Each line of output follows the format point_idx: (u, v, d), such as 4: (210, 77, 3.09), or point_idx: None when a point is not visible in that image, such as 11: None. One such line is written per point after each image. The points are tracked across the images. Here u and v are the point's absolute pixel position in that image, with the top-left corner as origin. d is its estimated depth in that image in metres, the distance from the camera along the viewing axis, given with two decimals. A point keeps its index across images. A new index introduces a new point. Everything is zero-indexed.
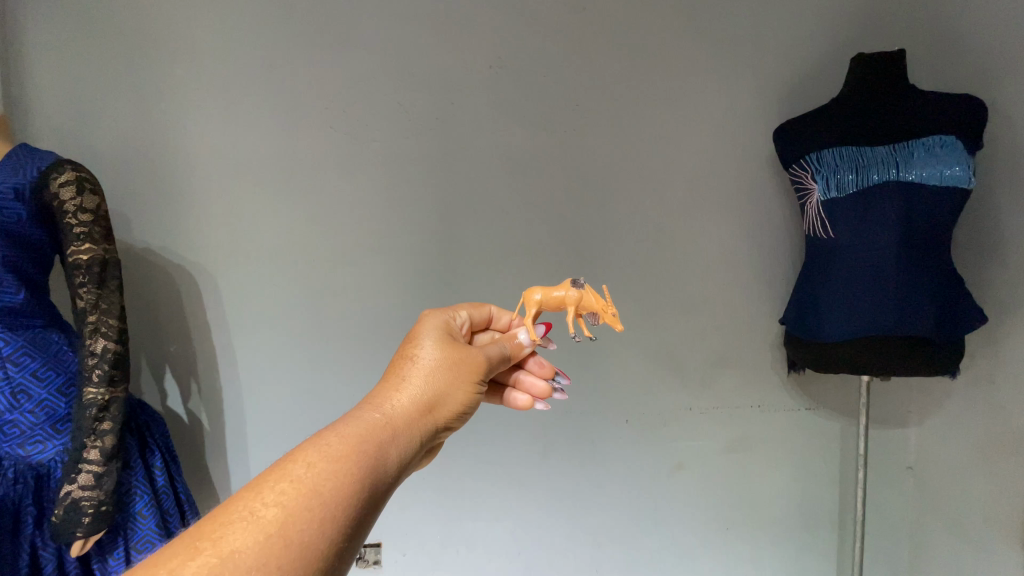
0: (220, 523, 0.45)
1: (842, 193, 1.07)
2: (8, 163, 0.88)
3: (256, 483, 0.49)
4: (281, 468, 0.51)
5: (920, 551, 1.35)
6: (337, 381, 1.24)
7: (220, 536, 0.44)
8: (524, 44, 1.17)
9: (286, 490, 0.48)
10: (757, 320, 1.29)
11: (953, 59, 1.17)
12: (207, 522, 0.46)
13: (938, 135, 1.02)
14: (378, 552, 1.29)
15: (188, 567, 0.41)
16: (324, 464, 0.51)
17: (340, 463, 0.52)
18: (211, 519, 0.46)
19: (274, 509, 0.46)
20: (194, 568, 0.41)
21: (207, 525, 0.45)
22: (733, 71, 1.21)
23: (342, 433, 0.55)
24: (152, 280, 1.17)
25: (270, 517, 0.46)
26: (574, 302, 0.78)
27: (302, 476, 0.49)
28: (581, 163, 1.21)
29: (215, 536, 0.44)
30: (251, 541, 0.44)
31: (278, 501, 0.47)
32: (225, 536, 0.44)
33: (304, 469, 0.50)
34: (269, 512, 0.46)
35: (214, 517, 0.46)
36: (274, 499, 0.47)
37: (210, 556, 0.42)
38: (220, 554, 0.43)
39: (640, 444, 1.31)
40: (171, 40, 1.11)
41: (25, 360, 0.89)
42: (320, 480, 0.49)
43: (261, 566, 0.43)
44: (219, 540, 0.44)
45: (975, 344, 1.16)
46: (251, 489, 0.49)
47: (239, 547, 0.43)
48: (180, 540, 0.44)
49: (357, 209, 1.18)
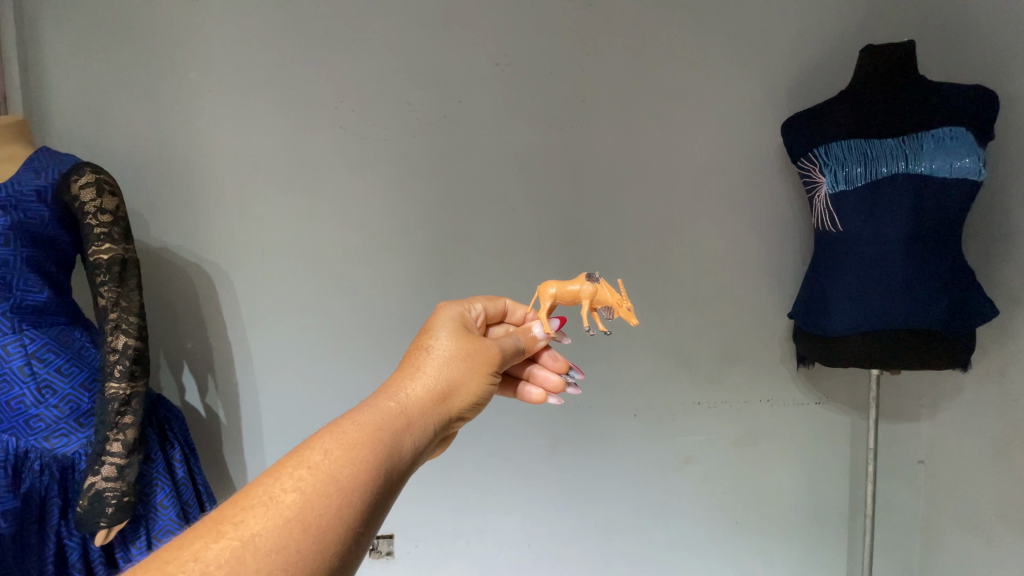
0: (240, 507, 0.47)
1: (851, 185, 1.06)
2: (31, 165, 0.91)
3: (275, 469, 0.51)
4: (300, 454, 0.52)
5: (931, 545, 1.35)
6: (351, 376, 1.26)
7: (240, 520, 0.46)
8: (530, 41, 1.17)
9: (304, 476, 0.50)
10: (766, 314, 1.29)
11: (967, 49, 1.16)
12: (228, 506, 0.48)
13: (947, 127, 1.01)
14: (391, 543, 1.32)
15: (210, 551, 0.43)
16: (341, 451, 0.53)
17: (356, 450, 0.53)
18: (232, 504, 0.48)
19: (293, 495, 0.48)
20: (216, 551, 0.43)
21: (228, 509, 0.47)
22: (740, 65, 1.21)
23: (358, 421, 0.57)
24: (169, 278, 1.20)
25: (288, 503, 0.47)
26: (589, 296, 0.79)
27: (319, 463, 0.51)
28: (587, 159, 1.21)
29: (236, 519, 0.46)
30: (271, 526, 0.45)
31: (296, 487, 0.49)
32: (245, 520, 0.45)
33: (322, 456, 0.52)
34: (288, 497, 0.48)
35: (235, 501, 0.48)
36: (293, 485, 0.49)
37: (231, 539, 0.44)
38: (241, 537, 0.44)
39: (649, 438, 1.32)
40: (182, 42, 1.13)
41: (50, 357, 0.92)
42: (338, 467, 0.51)
43: (280, 549, 0.44)
44: (240, 524, 0.45)
45: (988, 337, 1.15)
46: (270, 474, 0.50)
47: (259, 531, 0.45)
48: (202, 523, 0.46)
49: (368, 207, 1.20)
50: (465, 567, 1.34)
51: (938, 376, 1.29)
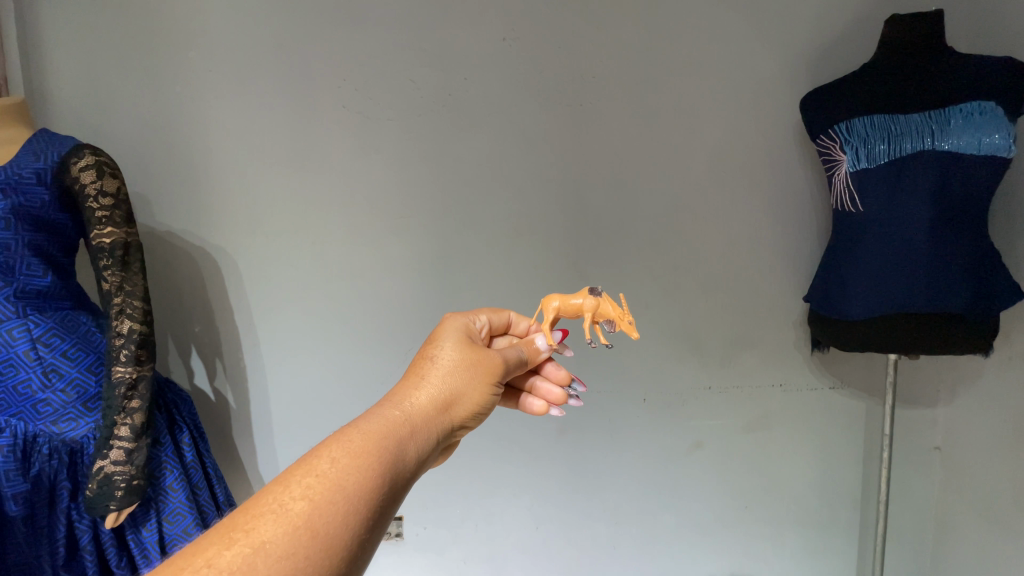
0: (251, 514, 0.46)
1: (873, 163, 1.02)
2: (30, 147, 0.90)
3: (283, 476, 0.50)
4: (307, 462, 0.51)
5: (945, 530, 1.33)
6: (357, 361, 1.26)
7: (252, 527, 0.45)
8: (538, 14, 1.13)
9: (312, 484, 0.49)
10: (780, 297, 1.26)
11: (998, 20, 1.09)
12: (239, 513, 0.47)
13: (977, 101, 0.96)
14: (400, 526, 1.33)
15: (223, 558, 0.42)
16: (348, 459, 0.51)
17: (362, 459, 0.52)
18: (243, 510, 0.47)
19: (302, 502, 0.47)
20: (229, 558, 0.42)
21: (239, 516, 0.46)
22: (758, 38, 1.16)
23: (364, 429, 0.56)
24: (175, 262, 1.19)
25: (297, 510, 0.46)
26: (591, 310, 0.77)
27: (327, 471, 0.50)
28: (597, 138, 1.18)
29: (247, 527, 0.45)
30: (281, 532, 0.45)
31: (304, 495, 0.48)
32: (256, 528, 0.45)
33: (329, 464, 0.51)
34: (297, 505, 0.47)
35: (245, 508, 0.47)
36: (301, 493, 0.48)
37: (243, 546, 0.43)
38: (253, 544, 0.44)
39: (658, 422, 1.30)
40: (180, 20, 1.10)
41: (56, 341, 0.92)
42: (344, 474, 0.50)
43: (290, 556, 0.44)
44: (252, 531, 0.45)
45: (1011, 321, 1.12)
46: (279, 481, 0.49)
47: (270, 538, 0.44)
48: (215, 529, 0.45)
49: (373, 189, 1.18)
50: (474, 549, 1.35)
51: (957, 360, 1.26)
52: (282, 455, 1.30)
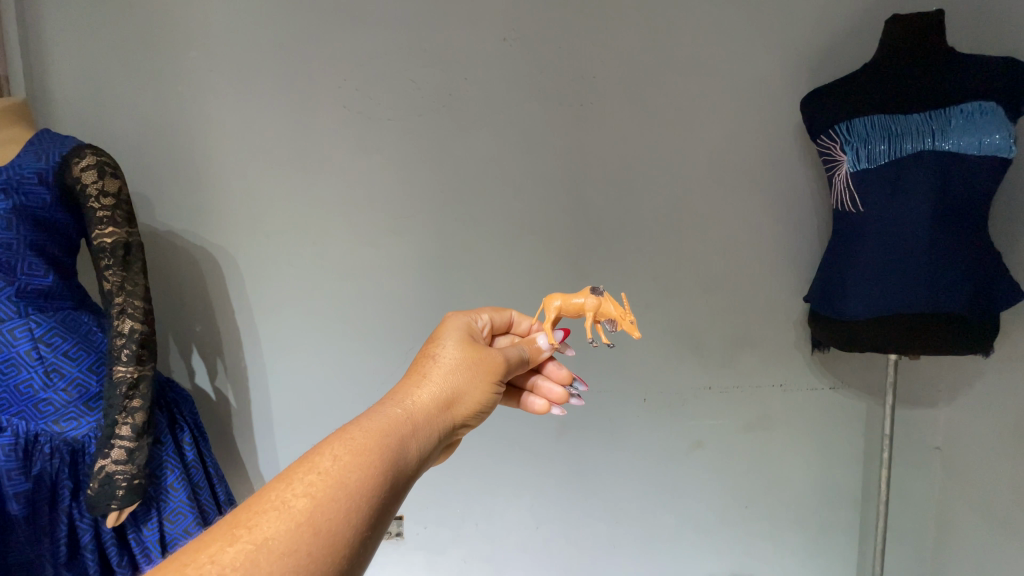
0: (254, 511, 0.46)
1: (873, 163, 1.02)
2: (32, 147, 0.90)
3: (286, 473, 0.50)
4: (309, 459, 0.51)
5: (946, 530, 1.33)
6: (358, 361, 1.26)
7: (254, 524, 0.45)
8: (538, 14, 1.13)
9: (314, 481, 0.49)
10: (780, 297, 1.26)
11: (999, 20, 1.09)
12: (242, 510, 0.47)
13: (978, 101, 0.96)
14: (401, 525, 1.33)
15: (225, 554, 0.43)
16: (350, 457, 0.52)
17: (364, 456, 0.52)
18: (246, 507, 0.47)
19: (304, 499, 0.47)
20: (232, 554, 0.43)
21: (242, 513, 0.46)
22: (759, 38, 1.16)
23: (366, 427, 0.56)
24: (176, 262, 1.19)
25: (299, 507, 0.47)
26: (593, 310, 0.77)
27: (329, 468, 0.50)
28: (597, 138, 1.18)
29: (250, 523, 0.45)
30: (283, 529, 0.45)
31: (307, 492, 0.48)
32: (259, 524, 0.45)
33: (331, 461, 0.51)
34: (299, 502, 0.47)
35: (248, 505, 0.47)
36: (303, 490, 0.48)
37: (246, 543, 0.43)
38: (255, 540, 0.44)
39: (658, 422, 1.30)
40: (181, 20, 1.11)
41: (57, 341, 0.92)
42: (346, 471, 0.50)
43: (292, 552, 0.44)
44: (254, 528, 0.45)
45: (1012, 321, 1.12)
46: (281, 479, 0.49)
47: (272, 535, 0.44)
48: (218, 526, 0.46)
49: (374, 189, 1.18)
50: (475, 548, 1.35)
51: (957, 360, 1.26)
52: (283, 454, 1.30)
